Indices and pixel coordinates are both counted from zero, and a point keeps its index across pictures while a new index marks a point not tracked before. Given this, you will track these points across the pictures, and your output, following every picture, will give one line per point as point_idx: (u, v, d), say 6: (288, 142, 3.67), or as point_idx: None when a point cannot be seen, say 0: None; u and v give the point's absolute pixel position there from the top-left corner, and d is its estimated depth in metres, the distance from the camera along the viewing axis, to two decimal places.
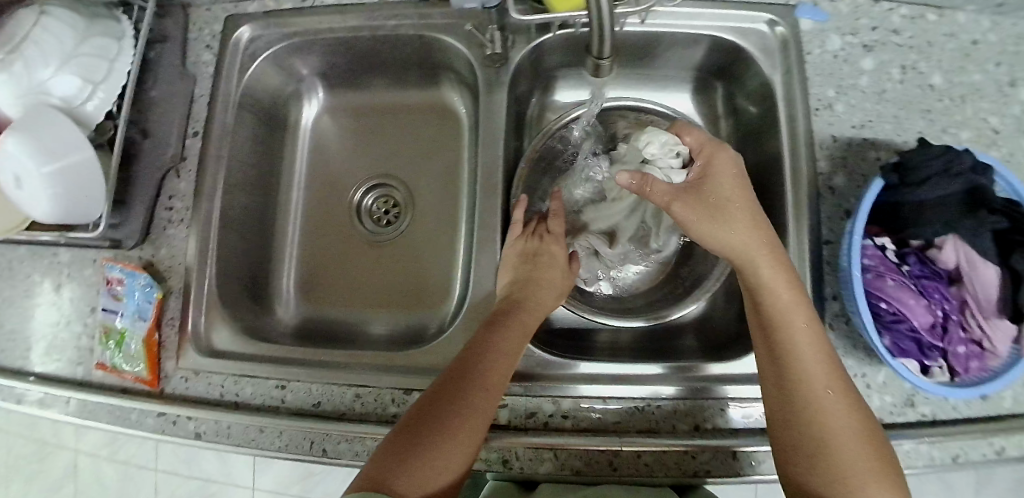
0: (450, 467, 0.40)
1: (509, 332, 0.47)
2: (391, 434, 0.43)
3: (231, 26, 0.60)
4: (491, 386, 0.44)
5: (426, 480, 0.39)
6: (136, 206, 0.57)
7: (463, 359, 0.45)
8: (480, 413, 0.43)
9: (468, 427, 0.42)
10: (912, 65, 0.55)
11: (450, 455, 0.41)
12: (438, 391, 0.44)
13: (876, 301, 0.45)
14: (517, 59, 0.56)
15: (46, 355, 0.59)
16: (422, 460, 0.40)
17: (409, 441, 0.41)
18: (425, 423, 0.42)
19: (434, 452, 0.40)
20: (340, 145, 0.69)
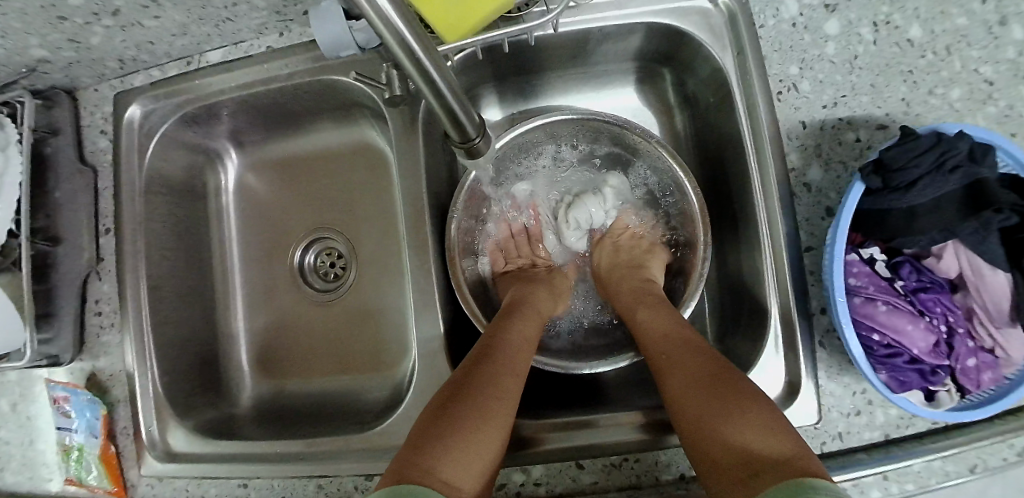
0: (482, 455, 0.35)
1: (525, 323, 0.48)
2: (416, 421, 0.37)
3: (120, 106, 0.55)
4: (517, 374, 0.42)
5: (461, 471, 0.34)
6: (64, 318, 0.54)
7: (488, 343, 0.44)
8: (508, 396, 0.40)
9: (504, 401, 0.39)
10: (885, 18, 0.47)
11: (487, 433, 0.37)
12: (467, 370, 0.41)
13: (868, 333, 0.38)
14: (425, 93, 0.49)
15: (19, 476, 0.58)
16: (455, 439, 0.35)
17: (441, 418, 0.36)
18: (454, 403, 0.38)
19: (476, 428, 0.36)
20: (272, 203, 0.65)
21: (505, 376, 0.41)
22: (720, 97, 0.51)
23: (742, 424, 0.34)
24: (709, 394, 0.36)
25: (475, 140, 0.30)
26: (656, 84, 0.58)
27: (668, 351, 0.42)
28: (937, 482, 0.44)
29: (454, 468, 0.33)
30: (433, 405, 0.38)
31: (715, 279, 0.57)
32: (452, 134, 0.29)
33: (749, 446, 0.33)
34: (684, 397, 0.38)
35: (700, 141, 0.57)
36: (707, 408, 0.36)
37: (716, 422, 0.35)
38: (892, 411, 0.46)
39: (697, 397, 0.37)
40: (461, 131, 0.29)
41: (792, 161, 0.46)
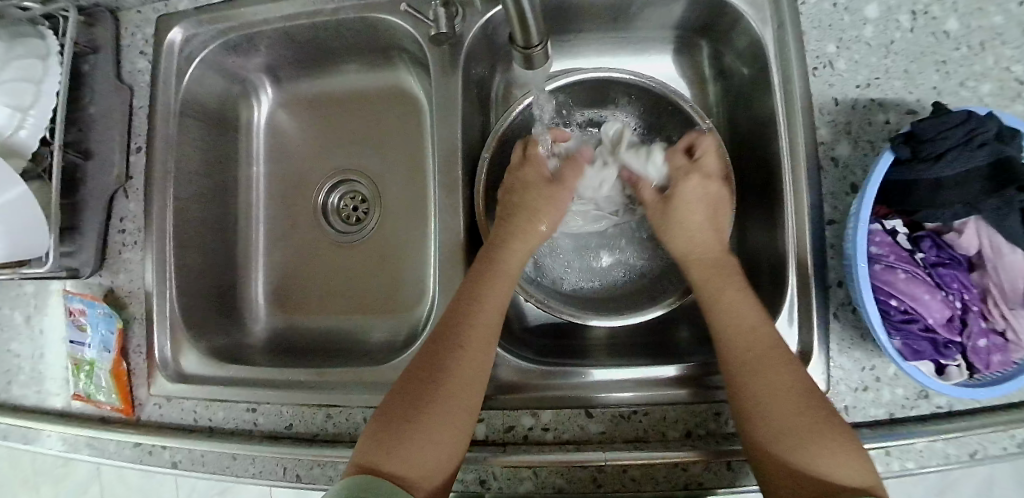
0: (441, 451, 0.39)
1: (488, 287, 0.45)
2: (376, 416, 0.41)
3: (162, 29, 0.56)
4: (479, 356, 0.42)
5: (412, 463, 0.38)
6: (88, 232, 0.55)
7: (447, 321, 0.44)
8: (467, 384, 0.41)
9: (464, 389, 0.41)
10: (924, 8, 0.48)
11: (450, 420, 0.40)
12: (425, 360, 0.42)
13: (886, 298, 0.39)
14: (468, 39, 0.51)
15: (27, 388, 0.58)
16: (412, 444, 0.38)
17: (402, 410, 0.40)
18: (412, 403, 0.40)
19: (424, 423, 0.39)
20: (300, 144, 0.65)
21: (465, 363, 0.42)
22: (757, 69, 0.52)
23: (825, 453, 0.36)
24: (802, 424, 0.38)
25: (535, 47, 0.34)
26: (691, 58, 0.59)
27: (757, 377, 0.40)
28: (936, 463, 0.45)
29: (409, 463, 0.38)
30: (395, 402, 0.41)
31: (733, 256, 0.58)
32: (517, 35, 0.33)
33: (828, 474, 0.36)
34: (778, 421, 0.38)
35: (731, 116, 0.58)
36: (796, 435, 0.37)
37: (796, 446, 0.37)
38: (899, 390, 0.46)
39: (785, 422, 0.38)
40: (527, 35, 0.32)
41: (821, 136, 0.47)
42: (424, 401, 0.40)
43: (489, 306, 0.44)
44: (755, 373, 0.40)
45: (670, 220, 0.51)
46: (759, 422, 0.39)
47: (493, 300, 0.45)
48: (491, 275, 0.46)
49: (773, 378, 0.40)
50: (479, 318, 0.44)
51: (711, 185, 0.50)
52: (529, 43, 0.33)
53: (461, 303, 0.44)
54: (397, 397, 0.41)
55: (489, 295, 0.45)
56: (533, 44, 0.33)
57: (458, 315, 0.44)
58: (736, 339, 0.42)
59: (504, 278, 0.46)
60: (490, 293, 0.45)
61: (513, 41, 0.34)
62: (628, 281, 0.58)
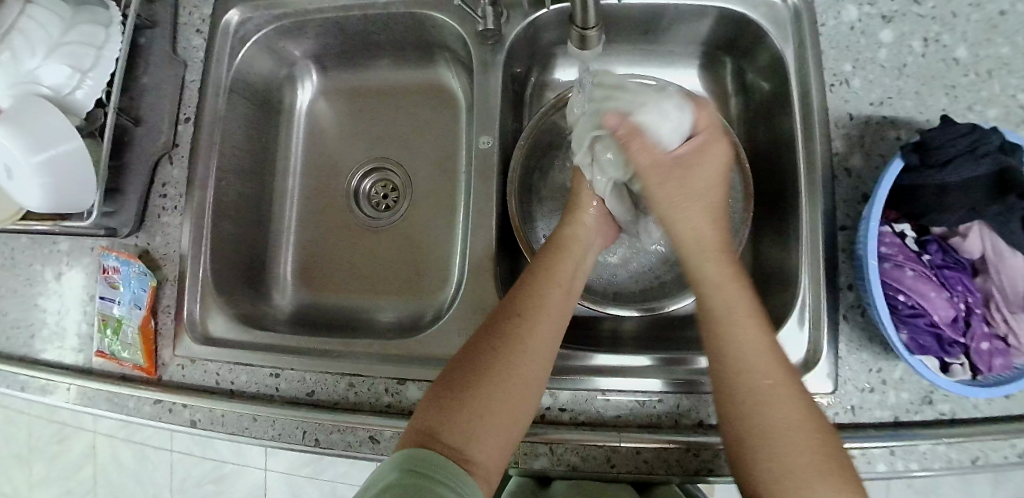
0: (501, 428, 0.39)
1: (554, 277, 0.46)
2: (435, 385, 0.41)
3: (220, 9, 0.59)
4: (545, 340, 0.43)
5: (471, 440, 0.38)
6: (130, 194, 0.57)
7: (513, 303, 0.44)
8: (528, 368, 0.41)
9: (526, 374, 0.41)
10: (935, 37, 0.52)
11: (508, 403, 0.40)
12: (486, 336, 0.43)
13: (894, 293, 0.42)
14: (510, 36, 0.54)
15: (50, 343, 0.59)
16: (472, 415, 0.39)
17: (463, 383, 0.40)
18: (474, 377, 0.40)
19: (485, 401, 0.39)
20: (336, 130, 0.68)
21: (530, 347, 0.42)
22: (778, 84, 0.55)
23: (815, 474, 0.36)
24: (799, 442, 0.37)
25: (591, 28, 0.36)
26: (714, 72, 0.63)
27: (753, 387, 0.39)
28: (939, 466, 0.46)
29: (468, 440, 0.38)
30: (452, 372, 0.41)
31: (746, 261, 0.61)
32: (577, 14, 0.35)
33: None
34: (768, 428, 0.38)
35: (751, 128, 0.61)
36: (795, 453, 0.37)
37: (789, 470, 0.36)
38: (904, 394, 0.48)
39: (783, 433, 0.37)
40: (586, 16, 0.35)
41: (836, 147, 0.51)
42: (487, 376, 0.40)
43: (554, 294, 0.45)
44: (747, 357, 0.40)
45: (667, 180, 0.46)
46: (754, 433, 0.38)
47: (559, 290, 0.46)
48: (561, 265, 0.48)
49: (788, 397, 0.38)
50: (546, 304, 0.44)
51: (721, 161, 0.48)
52: (586, 24, 0.36)
53: (525, 289, 0.45)
54: (455, 370, 0.41)
55: (553, 285, 0.46)
56: (590, 25, 0.36)
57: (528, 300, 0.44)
58: (731, 328, 0.41)
59: (569, 272, 0.47)
60: (556, 283, 0.46)
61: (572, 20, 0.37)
62: (643, 276, 0.60)
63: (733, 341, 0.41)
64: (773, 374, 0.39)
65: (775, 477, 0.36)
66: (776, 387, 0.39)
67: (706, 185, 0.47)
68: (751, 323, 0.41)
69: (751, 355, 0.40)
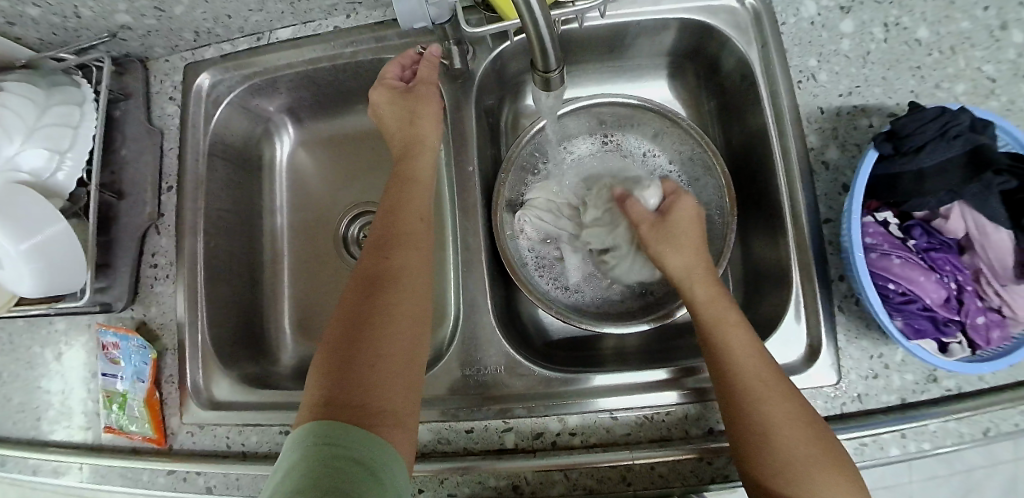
0: (400, 401, 0.39)
1: (404, 236, 0.47)
2: (322, 358, 0.40)
3: (190, 75, 0.60)
4: (413, 302, 0.44)
5: (379, 405, 0.37)
6: (122, 267, 0.57)
7: (373, 282, 0.44)
8: (406, 332, 0.42)
9: (406, 338, 0.42)
10: (895, 21, 0.53)
11: (394, 365, 0.40)
12: (356, 312, 0.42)
13: (884, 282, 0.42)
14: (478, 72, 0.55)
15: (56, 424, 0.58)
16: (372, 378, 0.39)
17: (348, 350, 0.40)
18: (358, 354, 0.40)
19: (373, 363, 0.39)
20: (319, 177, 0.69)
21: (396, 310, 0.43)
22: (745, 86, 0.56)
23: (828, 483, 0.38)
24: (806, 453, 0.39)
25: (554, 71, 0.37)
26: (685, 79, 0.64)
27: (756, 396, 0.41)
28: (950, 442, 0.46)
29: (372, 393, 0.38)
30: (341, 328, 0.42)
31: (738, 261, 0.61)
32: (538, 62, 0.36)
33: None
34: (785, 450, 0.39)
35: (727, 130, 0.62)
36: (801, 466, 0.38)
37: (799, 478, 0.38)
38: (909, 376, 0.47)
39: (794, 454, 0.39)
40: (546, 62, 0.36)
41: (812, 142, 0.51)
42: (367, 345, 0.40)
43: (408, 252, 0.46)
44: (747, 362, 0.42)
45: (670, 233, 0.50)
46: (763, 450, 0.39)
47: (414, 255, 0.46)
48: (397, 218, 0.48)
49: (776, 404, 0.40)
50: (408, 287, 0.44)
51: (699, 219, 0.51)
52: (547, 68, 0.37)
53: (380, 268, 0.45)
54: (331, 364, 0.40)
55: (407, 242, 0.46)
56: (552, 69, 0.37)
57: (385, 277, 0.44)
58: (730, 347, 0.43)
59: (421, 214, 0.49)
60: (408, 240, 0.47)
61: (534, 67, 0.37)
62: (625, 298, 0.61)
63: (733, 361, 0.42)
64: (761, 375, 0.41)
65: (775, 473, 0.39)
66: (784, 416, 0.40)
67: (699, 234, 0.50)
68: (747, 342, 0.43)
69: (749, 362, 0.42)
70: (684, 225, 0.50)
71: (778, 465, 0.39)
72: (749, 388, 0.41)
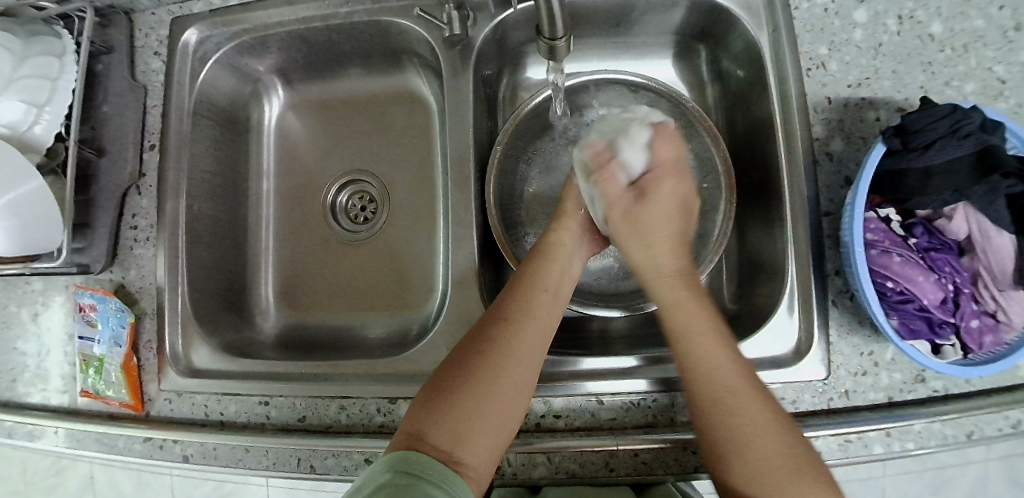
0: (487, 435, 0.39)
1: (548, 271, 0.48)
2: (427, 385, 0.42)
3: (176, 30, 0.57)
4: (530, 343, 0.43)
5: (465, 447, 0.38)
6: (101, 227, 0.55)
7: (491, 316, 0.44)
8: (516, 372, 0.42)
9: (512, 373, 0.41)
10: (909, 13, 0.51)
11: (492, 402, 0.40)
12: (465, 349, 0.43)
13: (882, 280, 0.41)
14: (479, 42, 0.53)
15: (32, 386, 0.57)
16: (464, 415, 0.39)
17: (452, 378, 0.41)
18: (457, 384, 0.41)
19: (471, 400, 0.40)
20: (311, 144, 0.67)
21: (513, 349, 0.42)
22: (754, 72, 0.54)
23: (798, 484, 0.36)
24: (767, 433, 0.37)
25: (560, 39, 0.36)
26: (691, 61, 0.62)
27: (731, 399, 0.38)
28: (933, 444, 0.46)
29: (460, 436, 0.38)
30: (456, 358, 0.42)
31: (734, 250, 0.60)
32: (544, 27, 0.35)
33: None
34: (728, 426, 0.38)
35: (731, 117, 0.60)
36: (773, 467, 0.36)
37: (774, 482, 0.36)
38: (896, 375, 0.47)
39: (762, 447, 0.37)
40: (552, 28, 0.35)
41: (816, 132, 0.50)
42: (472, 379, 0.41)
43: (546, 292, 0.46)
44: (709, 354, 0.40)
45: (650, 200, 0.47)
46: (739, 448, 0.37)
47: (542, 317, 0.44)
48: (549, 265, 0.48)
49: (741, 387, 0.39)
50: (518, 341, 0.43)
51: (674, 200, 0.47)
52: (554, 35, 0.35)
53: (504, 301, 0.45)
54: (435, 383, 0.41)
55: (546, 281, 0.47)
56: (559, 36, 0.35)
57: (503, 309, 0.45)
58: (692, 337, 0.41)
59: (564, 263, 0.49)
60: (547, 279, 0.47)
61: (540, 33, 0.36)
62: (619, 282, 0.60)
63: (672, 322, 0.42)
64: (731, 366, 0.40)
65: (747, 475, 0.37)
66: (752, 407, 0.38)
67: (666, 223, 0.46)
68: (686, 292, 0.43)
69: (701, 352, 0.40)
70: (663, 211, 0.47)
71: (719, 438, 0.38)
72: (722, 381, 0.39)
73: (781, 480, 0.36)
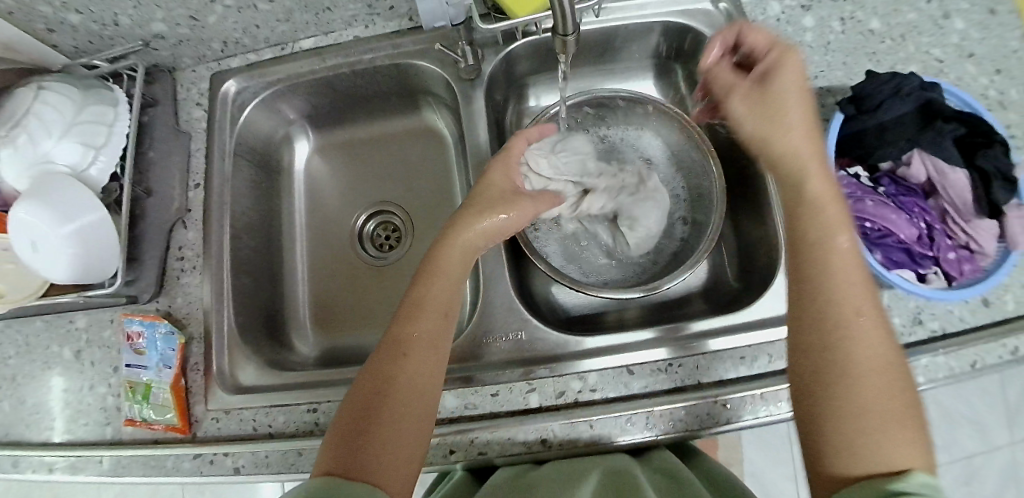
0: (402, 454, 0.41)
1: (439, 283, 0.48)
2: (335, 425, 0.42)
3: (217, 83, 0.65)
4: (426, 358, 0.44)
5: (382, 470, 0.39)
6: (149, 260, 0.59)
7: (393, 336, 0.45)
8: (415, 391, 0.43)
9: (414, 393, 0.43)
10: (850, 16, 0.61)
11: (403, 425, 0.41)
12: (372, 378, 0.43)
13: (861, 225, 0.47)
14: (488, 72, 0.61)
15: (73, 423, 0.57)
16: (375, 442, 0.40)
17: (364, 409, 0.42)
18: (370, 415, 0.41)
19: (378, 430, 0.40)
20: (336, 182, 0.73)
21: (414, 366, 0.43)
22: None
23: (907, 437, 0.33)
24: (890, 378, 0.35)
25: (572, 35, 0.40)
26: (669, 78, 0.72)
27: (862, 328, 0.37)
28: (941, 376, 0.49)
29: (378, 462, 0.39)
30: (363, 388, 0.43)
31: None
32: (558, 26, 0.39)
33: (905, 462, 0.33)
34: (858, 349, 0.36)
35: None
36: (888, 409, 0.34)
37: (877, 426, 0.34)
38: (894, 320, 0.51)
39: (878, 382, 0.35)
40: (565, 24, 0.39)
41: None
42: (381, 406, 0.42)
43: (436, 313, 0.46)
44: (845, 257, 0.38)
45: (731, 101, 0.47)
46: (850, 378, 0.35)
47: (432, 333, 0.45)
48: (439, 279, 0.48)
49: (878, 328, 0.37)
50: (411, 363, 0.44)
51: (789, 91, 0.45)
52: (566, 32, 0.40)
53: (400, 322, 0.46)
54: (349, 417, 0.42)
55: (435, 294, 0.47)
56: (570, 32, 0.40)
57: (406, 330, 0.45)
58: (828, 229, 0.40)
59: (451, 276, 0.48)
60: (433, 295, 0.47)
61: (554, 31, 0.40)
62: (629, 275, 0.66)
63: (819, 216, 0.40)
64: (865, 299, 0.37)
65: (861, 411, 0.34)
66: (883, 346, 0.36)
67: (778, 103, 0.43)
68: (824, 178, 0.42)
69: (838, 273, 0.38)
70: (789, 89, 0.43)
71: (839, 363, 0.36)
72: (863, 322, 0.37)
73: (888, 428, 0.34)
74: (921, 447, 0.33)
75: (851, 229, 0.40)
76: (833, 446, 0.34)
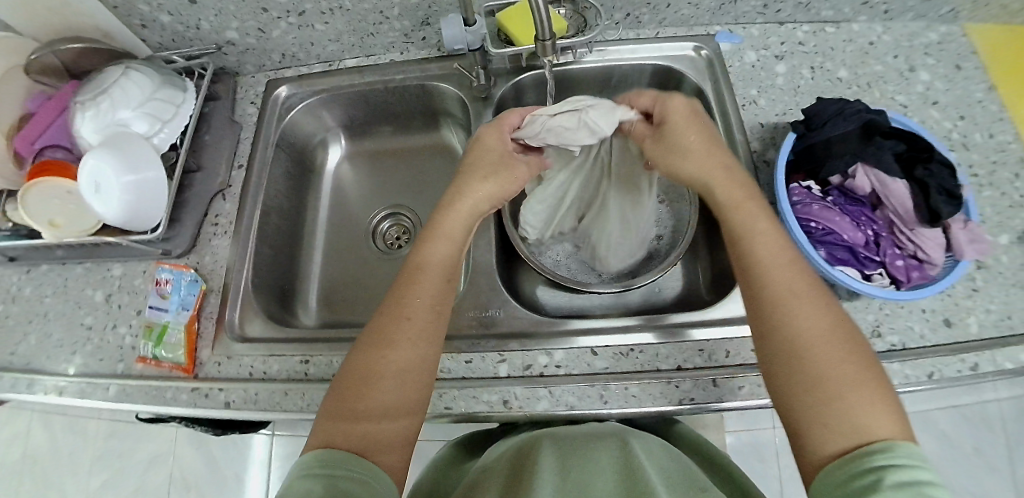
0: (396, 423, 0.44)
1: (435, 254, 0.52)
2: (332, 397, 0.45)
3: (271, 88, 0.77)
4: (419, 325, 0.48)
5: (376, 434, 0.43)
6: (187, 222, 0.67)
7: (388, 309, 0.49)
8: (409, 359, 0.46)
9: (408, 367, 0.46)
10: (819, 65, 0.69)
11: (394, 392, 0.44)
12: (368, 349, 0.47)
13: (809, 225, 0.51)
14: (498, 94, 0.71)
15: (91, 357, 0.62)
16: (370, 408, 0.43)
17: (358, 379, 0.45)
18: (363, 382, 0.45)
19: (371, 396, 0.44)
20: (358, 185, 0.83)
21: (406, 334, 0.47)
22: None
23: (872, 405, 0.37)
24: (846, 356, 0.39)
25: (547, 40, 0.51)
26: None
27: (798, 311, 0.41)
28: (897, 382, 0.51)
29: (372, 428, 0.43)
30: (360, 359, 0.46)
31: None
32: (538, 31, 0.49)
33: (868, 426, 0.36)
34: (804, 327, 0.40)
35: None
36: (839, 381, 0.38)
37: (834, 398, 0.37)
38: None
39: (831, 362, 0.39)
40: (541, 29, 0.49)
41: (755, 146, 0.65)
42: (375, 375, 0.45)
43: (427, 286, 0.50)
44: (773, 251, 0.44)
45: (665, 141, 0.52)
46: (805, 363, 0.39)
47: (425, 303, 0.49)
48: (440, 246, 0.52)
49: (820, 308, 0.41)
50: (405, 335, 0.47)
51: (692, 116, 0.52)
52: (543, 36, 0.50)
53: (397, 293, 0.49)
54: (345, 385, 0.45)
55: (430, 270, 0.51)
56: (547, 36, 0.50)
57: (399, 304, 0.49)
58: (752, 235, 0.45)
59: (452, 245, 0.53)
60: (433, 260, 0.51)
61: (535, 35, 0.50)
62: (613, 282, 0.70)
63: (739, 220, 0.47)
64: (807, 290, 0.42)
65: (814, 396, 0.38)
66: (824, 328, 0.40)
67: (704, 142, 0.50)
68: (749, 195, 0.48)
69: (770, 258, 0.44)
70: (687, 141, 0.51)
71: (784, 347, 0.40)
72: (804, 306, 0.41)
73: (847, 399, 0.37)
74: (886, 414, 0.37)
75: (761, 210, 0.47)
76: (809, 433, 0.38)
